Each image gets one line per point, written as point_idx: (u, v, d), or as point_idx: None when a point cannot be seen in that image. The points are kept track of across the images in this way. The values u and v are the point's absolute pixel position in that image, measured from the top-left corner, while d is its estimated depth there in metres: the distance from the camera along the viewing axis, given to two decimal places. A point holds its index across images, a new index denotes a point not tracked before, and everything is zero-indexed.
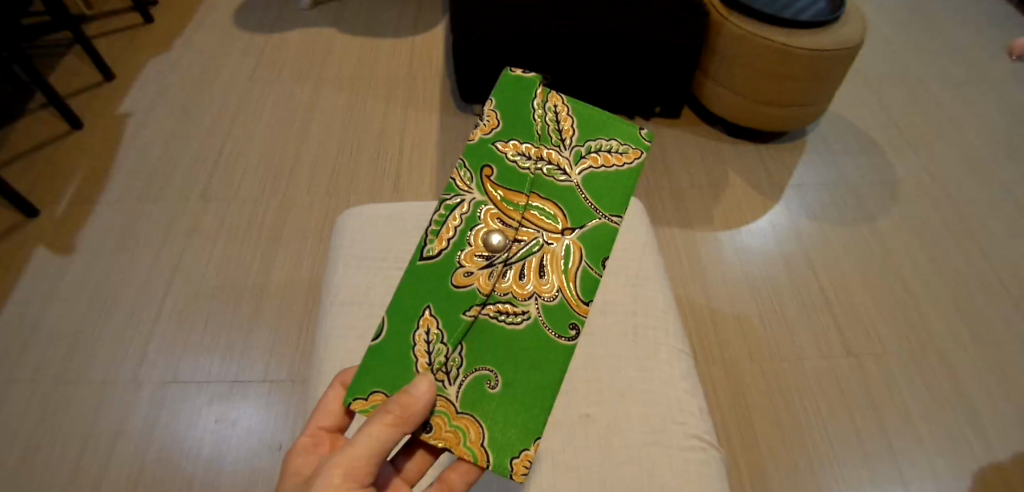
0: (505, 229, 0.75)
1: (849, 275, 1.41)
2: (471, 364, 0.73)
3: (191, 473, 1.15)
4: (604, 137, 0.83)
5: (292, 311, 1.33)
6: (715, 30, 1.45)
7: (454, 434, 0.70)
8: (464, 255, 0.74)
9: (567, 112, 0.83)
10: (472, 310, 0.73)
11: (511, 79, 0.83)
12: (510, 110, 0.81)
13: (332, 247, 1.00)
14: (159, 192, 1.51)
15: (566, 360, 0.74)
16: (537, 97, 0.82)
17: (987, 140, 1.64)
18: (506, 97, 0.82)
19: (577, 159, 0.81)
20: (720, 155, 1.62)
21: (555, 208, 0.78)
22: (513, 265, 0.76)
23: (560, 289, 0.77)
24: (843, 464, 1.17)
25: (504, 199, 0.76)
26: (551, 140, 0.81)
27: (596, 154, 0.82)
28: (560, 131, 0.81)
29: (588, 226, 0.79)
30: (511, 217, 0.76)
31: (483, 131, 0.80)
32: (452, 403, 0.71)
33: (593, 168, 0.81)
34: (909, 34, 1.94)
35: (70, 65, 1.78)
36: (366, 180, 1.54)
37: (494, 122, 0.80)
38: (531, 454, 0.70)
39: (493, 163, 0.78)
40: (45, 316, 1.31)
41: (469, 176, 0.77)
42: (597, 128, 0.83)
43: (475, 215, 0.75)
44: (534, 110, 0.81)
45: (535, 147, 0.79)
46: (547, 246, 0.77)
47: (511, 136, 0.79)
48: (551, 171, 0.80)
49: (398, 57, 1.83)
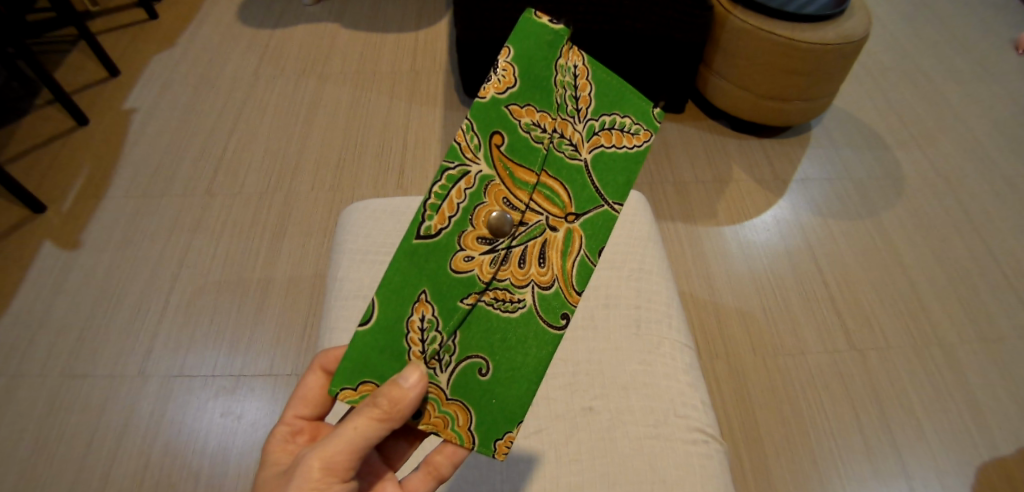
0: (511, 209, 0.70)
1: (853, 270, 1.40)
2: (462, 352, 0.70)
3: (198, 466, 1.16)
4: (619, 112, 0.77)
5: (298, 304, 1.34)
6: (719, 25, 1.45)
7: (443, 418, 0.71)
8: (465, 236, 0.68)
9: (587, 77, 0.76)
10: (470, 297, 0.69)
11: (536, 27, 0.72)
12: (529, 66, 0.71)
13: (336, 240, 1.01)
14: (165, 187, 1.52)
15: (554, 347, 0.72)
16: (559, 56, 0.73)
17: (992, 135, 1.64)
18: (526, 49, 0.71)
19: (589, 134, 0.75)
20: (724, 149, 1.62)
21: (561, 189, 0.73)
22: (514, 249, 0.71)
23: (557, 277, 0.73)
24: (845, 459, 1.17)
25: (512, 175, 0.70)
26: (567, 109, 0.74)
27: (608, 131, 0.76)
28: (576, 98, 0.75)
29: (590, 212, 0.74)
30: (518, 197, 0.70)
31: (496, 89, 0.69)
32: (443, 390, 0.70)
33: (603, 147, 0.76)
34: (915, 28, 1.93)
35: (75, 61, 1.79)
36: (370, 175, 1.54)
37: (510, 78, 0.70)
38: (514, 436, 0.72)
39: (504, 130, 0.69)
40: (52, 312, 1.32)
41: (477, 142, 0.68)
42: (614, 100, 0.77)
43: (481, 190, 0.68)
44: (554, 72, 0.73)
45: (551, 117, 0.72)
46: (550, 232, 0.73)
47: (526, 100, 0.70)
48: (562, 144, 0.73)
49: (401, 52, 1.83)
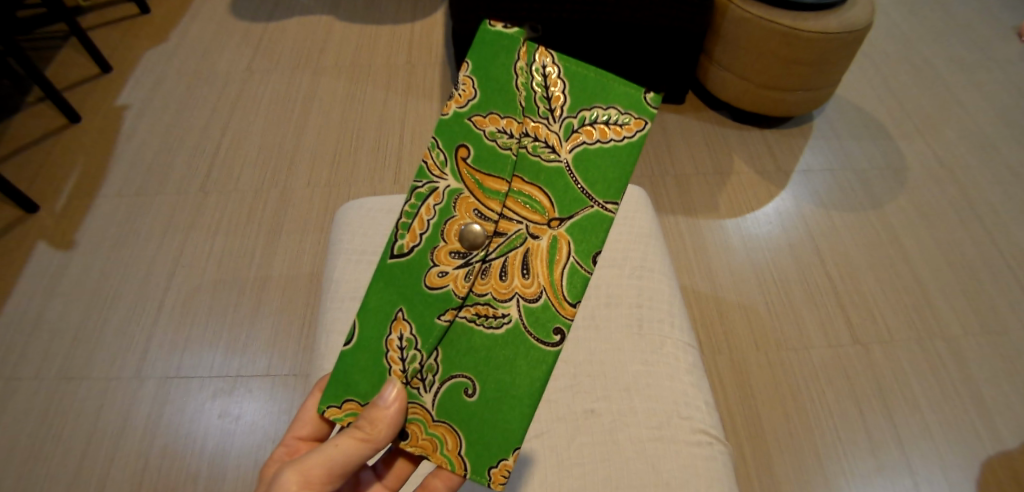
0: (484, 221, 0.68)
1: (857, 263, 1.39)
2: (447, 371, 0.68)
3: (196, 469, 1.14)
4: (603, 104, 0.71)
5: (295, 301, 1.32)
6: (719, 15, 1.43)
7: (430, 441, 0.68)
8: (437, 252, 0.68)
9: (558, 75, 0.71)
10: (447, 314, 0.68)
11: (490, 36, 0.71)
12: (488, 75, 0.70)
13: (331, 241, 0.99)
14: (159, 184, 1.50)
15: (548, 367, 0.68)
16: (519, 58, 0.70)
17: (996, 124, 1.62)
18: (484, 57, 0.70)
19: (568, 132, 0.71)
20: (725, 140, 1.60)
21: (539, 193, 0.70)
22: (492, 261, 0.69)
23: (544, 289, 0.69)
24: (851, 455, 1.16)
25: (481, 185, 0.69)
26: (538, 111, 0.71)
27: (590, 125, 0.71)
28: (548, 99, 0.71)
29: (578, 214, 0.70)
30: (489, 208, 0.68)
31: (457, 103, 0.70)
32: (428, 411, 0.68)
33: (587, 144, 0.71)
34: (917, 15, 1.91)
35: (67, 58, 1.77)
36: (366, 170, 1.52)
37: (470, 90, 0.70)
38: (509, 464, 0.67)
39: (469, 142, 0.69)
40: (46, 315, 1.30)
41: (442, 159, 0.69)
42: (593, 93, 0.71)
43: (450, 205, 0.68)
44: (515, 75, 0.70)
45: (518, 122, 0.70)
46: (532, 240, 0.69)
47: (490, 108, 0.70)
48: (537, 148, 0.70)
49: (396, 45, 1.80)
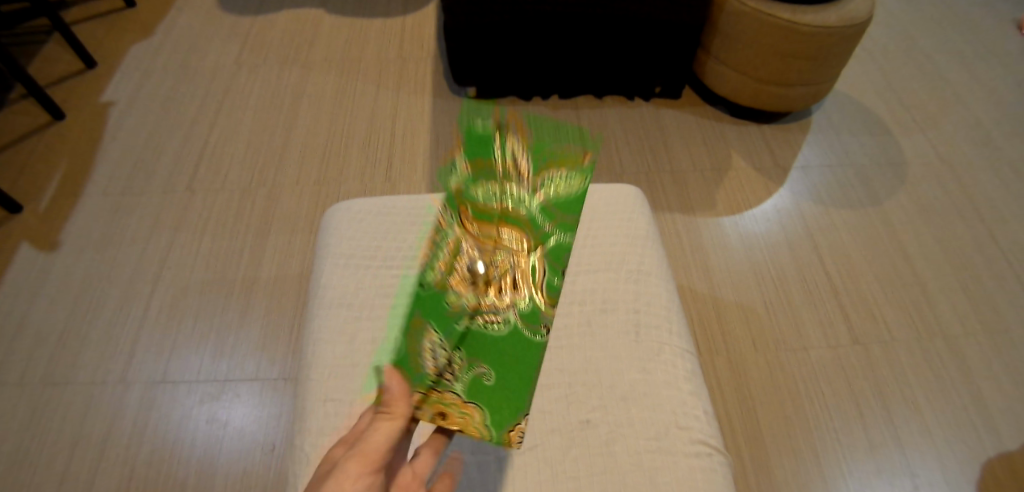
0: (482, 255, 0.85)
1: (856, 261, 1.37)
2: (470, 363, 0.75)
3: (183, 477, 1.12)
4: (558, 150, 0.91)
5: (284, 303, 1.30)
6: (717, 7, 1.39)
7: (465, 418, 0.70)
8: (450, 280, 0.84)
9: (524, 134, 0.91)
10: (463, 320, 0.80)
11: (470, 115, 0.91)
12: (474, 147, 0.90)
13: (318, 245, 0.96)
14: (145, 183, 1.47)
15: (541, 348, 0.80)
16: (494, 129, 0.91)
17: (996, 119, 1.60)
18: (468, 132, 0.91)
19: (537, 177, 0.89)
20: (723, 136, 1.57)
21: (523, 229, 0.87)
22: (490, 279, 0.83)
23: (531, 294, 0.84)
24: (850, 458, 1.14)
25: (478, 232, 0.87)
26: (512, 165, 0.89)
27: (552, 168, 0.90)
28: (519, 154, 0.90)
29: (552, 241, 0.87)
30: (484, 246, 0.86)
31: (455, 174, 0.90)
32: (459, 395, 0.72)
33: (552, 183, 0.89)
34: (915, 7, 1.88)
35: (50, 53, 1.72)
36: (356, 167, 1.49)
37: (463, 162, 0.90)
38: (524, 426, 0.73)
39: (467, 203, 0.89)
40: (29, 319, 1.27)
41: (449, 218, 0.89)
42: (550, 142, 0.91)
43: (456, 249, 0.87)
44: (494, 142, 0.90)
45: (500, 177, 0.89)
46: (519, 262, 0.85)
47: (478, 173, 0.89)
48: (517, 194, 0.88)
49: (387, 39, 1.77)
